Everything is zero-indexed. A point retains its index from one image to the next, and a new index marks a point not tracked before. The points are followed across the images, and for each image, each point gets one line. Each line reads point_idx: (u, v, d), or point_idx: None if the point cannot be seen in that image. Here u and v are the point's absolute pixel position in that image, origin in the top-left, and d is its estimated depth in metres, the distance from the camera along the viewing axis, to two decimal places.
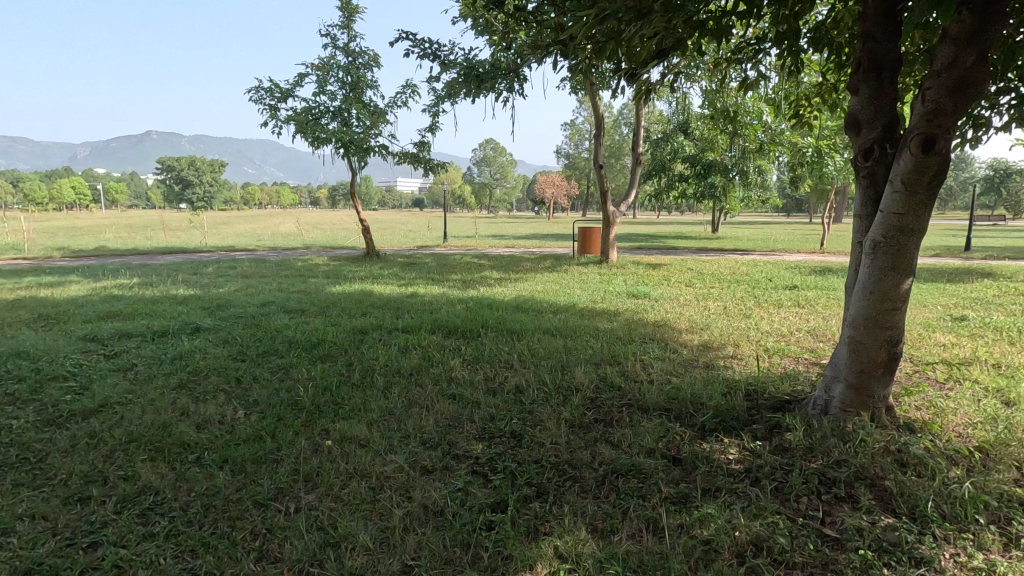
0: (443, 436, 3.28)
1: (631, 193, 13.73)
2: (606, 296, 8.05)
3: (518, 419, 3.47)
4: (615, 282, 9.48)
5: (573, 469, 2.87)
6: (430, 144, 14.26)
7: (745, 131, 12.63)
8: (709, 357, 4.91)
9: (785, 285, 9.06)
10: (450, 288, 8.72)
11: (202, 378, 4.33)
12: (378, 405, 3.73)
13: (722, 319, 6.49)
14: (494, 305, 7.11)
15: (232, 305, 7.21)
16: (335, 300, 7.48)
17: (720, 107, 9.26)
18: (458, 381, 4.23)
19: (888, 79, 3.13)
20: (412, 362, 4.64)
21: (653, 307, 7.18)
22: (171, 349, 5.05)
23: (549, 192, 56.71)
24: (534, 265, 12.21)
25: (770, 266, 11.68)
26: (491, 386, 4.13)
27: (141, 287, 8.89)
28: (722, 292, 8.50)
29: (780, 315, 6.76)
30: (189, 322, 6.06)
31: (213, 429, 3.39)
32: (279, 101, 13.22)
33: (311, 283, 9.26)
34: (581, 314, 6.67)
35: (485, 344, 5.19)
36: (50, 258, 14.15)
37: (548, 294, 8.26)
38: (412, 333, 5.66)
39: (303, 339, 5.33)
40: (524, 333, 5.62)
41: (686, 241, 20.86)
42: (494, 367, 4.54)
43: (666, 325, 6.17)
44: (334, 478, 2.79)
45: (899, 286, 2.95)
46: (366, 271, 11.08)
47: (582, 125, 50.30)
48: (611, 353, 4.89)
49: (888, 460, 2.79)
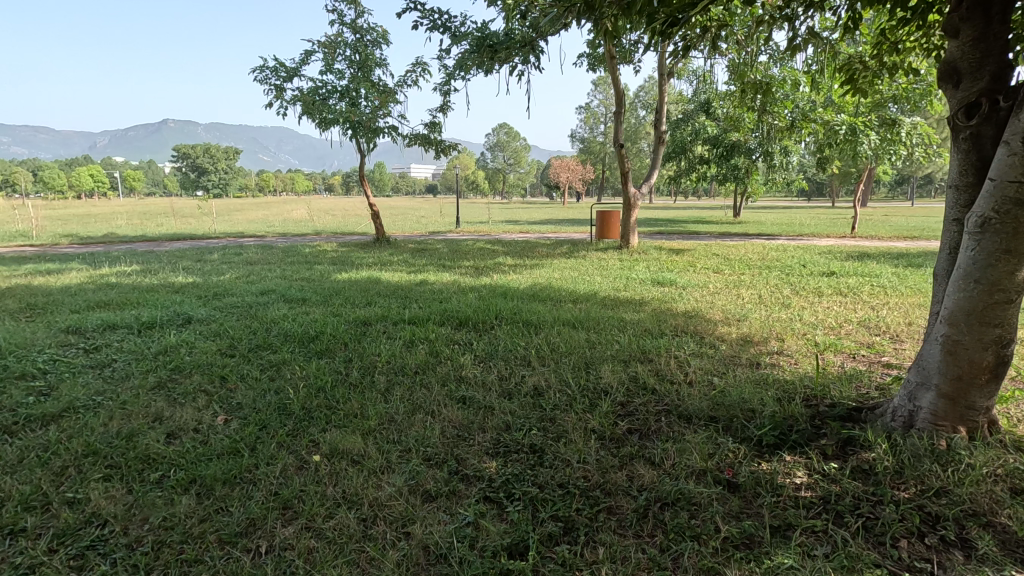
0: (450, 449, 2.79)
1: (652, 174, 13.05)
2: (629, 284, 7.47)
3: (538, 430, 2.97)
4: (637, 269, 8.91)
5: (607, 496, 2.37)
6: (441, 125, 13.72)
7: (774, 107, 11.87)
8: (752, 353, 4.35)
9: (822, 272, 8.40)
10: (463, 275, 8.24)
11: (184, 376, 3.89)
12: (377, 411, 3.25)
13: (759, 310, 5.91)
14: (509, 294, 6.58)
15: (230, 293, 6.79)
16: (339, 288, 7.03)
17: (752, 80, 8.59)
18: (469, 381, 3.73)
19: (1002, 15, 2.50)
20: (419, 358, 4.15)
21: (681, 296, 6.60)
22: (156, 343, 4.63)
23: (564, 176, 55.92)
24: (550, 251, 11.66)
25: (802, 251, 11.00)
26: (507, 387, 3.63)
27: (139, 274, 8.49)
28: (754, 279, 7.89)
29: (824, 305, 6.14)
30: (181, 313, 5.63)
31: (185, 440, 2.94)
32: (285, 80, 12.76)
33: (317, 270, 8.83)
34: (603, 303, 6.15)
35: (499, 337, 4.70)
36: (57, 244, 13.94)
37: (566, 281, 7.74)
38: (419, 325, 5.17)
39: (300, 331, 4.88)
40: (542, 326, 5.09)
41: (707, 225, 20.13)
42: (510, 365, 4.05)
43: (698, 316, 5.60)
44: (318, 506, 2.33)
45: (1013, 274, 2.34)
46: (375, 258, 10.59)
47: (597, 108, 49.29)
48: (640, 349, 4.36)
49: (1002, 490, 2.25)
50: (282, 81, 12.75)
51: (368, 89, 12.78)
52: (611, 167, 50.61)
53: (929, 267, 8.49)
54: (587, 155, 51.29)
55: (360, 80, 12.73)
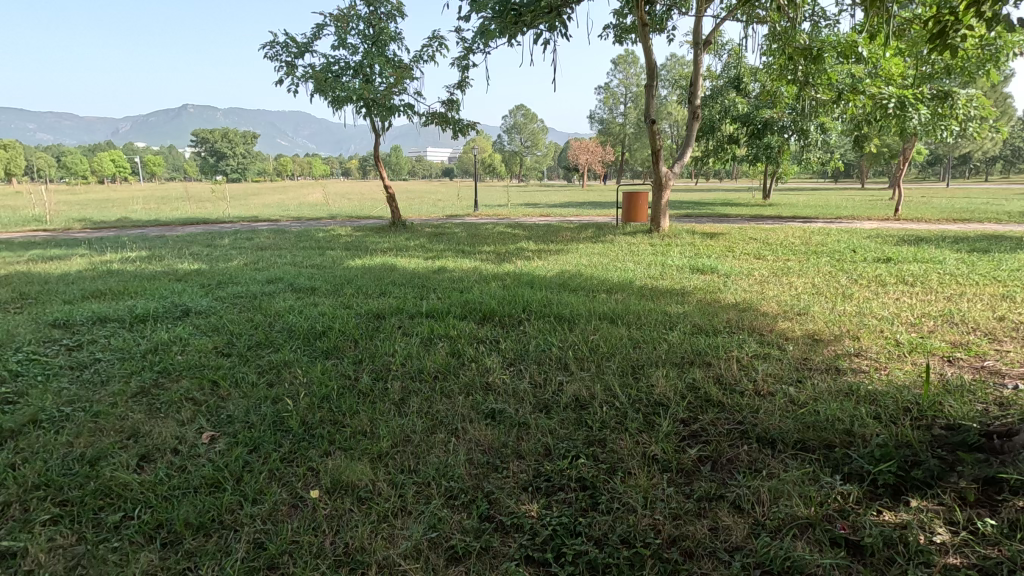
0: (479, 486, 2.25)
1: (685, 152, 12.22)
2: (666, 271, 6.83)
3: (587, 458, 2.41)
4: (671, 254, 8.24)
5: (687, 562, 1.80)
6: (459, 102, 13.07)
7: (818, 78, 10.97)
8: (826, 355, 3.72)
9: (877, 258, 7.66)
10: (484, 261, 7.68)
11: (170, 381, 3.39)
12: (390, 429, 2.72)
13: (819, 301, 5.25)
14: (535, 283, 6.00)
15: (235, 281, 6.32)
16: (352, 275, 6.51)
17: (800, 46, 7.81)
18: (498, 390, 3.18)
19: None
20: (438, 360, 3.60)
21: (726, 285, 5.96)
22: (147, 340, 4.15)
23: (583, 158, 54.87)
24: (574, 235, 11.04)
25: (846, 235, 10.22)
26: (542, 398, 3.07)
27: (143, 261, 8.04)
28: (803, 266, 7.20)
29: (891, 296, 5.45)
30: (179, 304, 5.15)
31: (161, 466, 2.44)
32: (296, 56, 12.18)
33: (329, 255, 8.32)
34: (641, 293, 5.54)
35: (529, 334, 4.15)
36: (69, 229, 13.64)
37: (597, 268, 7.12)
38: (438, 318, 4.64)
39: (307, 326, 4.36)
40: (578, 321, 4.50)
41: (736, 207, 19.26)
42: (545, 368, 3.49)
43: (751, 308, 4.97)
44: (311, 569, 1.80)
45: None
46: (391, 242, 10.09)
47: (616, 88, 48.02)
48: (694, 351, 3.76)
49: None
50: (293, 58, 12.16)
51: (382, 65, 12.14)
52: (631, 149, 49.41)
53: (997, 252, 7.70)
54: (607, 136, 50.08)
55: (374, 56, 12.10)
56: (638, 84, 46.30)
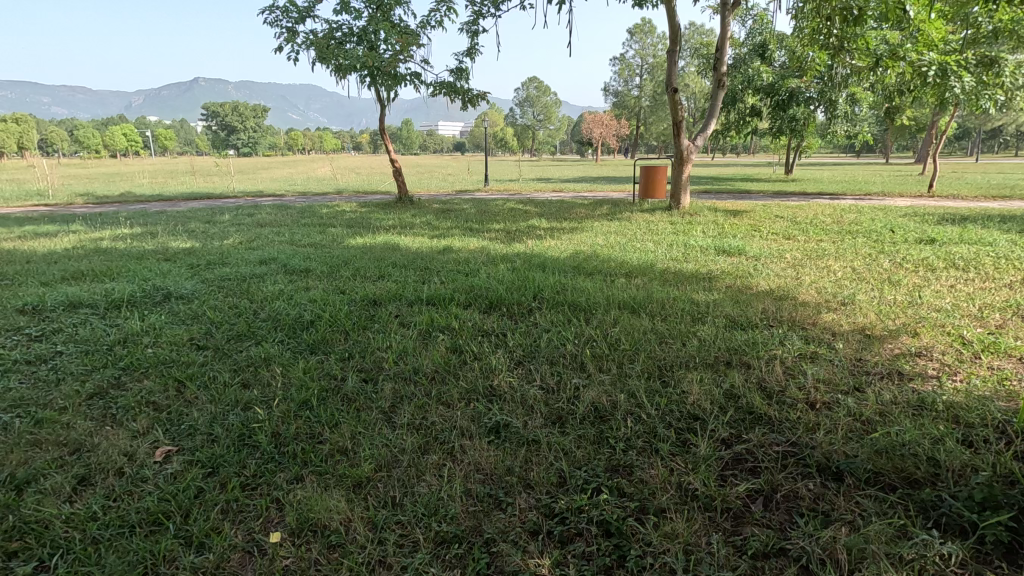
0: (478, 531, 1.82)
1: (710, 123, 11.42)
2: (689, 253, 6.30)
3: (610, 494, 1.97)
4: (693, 234, 7.69)
5: None
6: (468, 71, 12.39)
7: (854, 43, 10.15)
8: (885, 355, 3.21)
9: (920, 238, 7.04)
10: (492, 240, 7.21)
11: (133, 380, 2.99)
12: (375, 446, 2.30)
13: (863, 289, 4.72)
14: (547, 265, 5.51)
15: (225, 262, 5.89)
16: (350, 256, 6.07)
17: (842, 4, 7.10)
18: (504, 396, 2.74)
19: None
20: (437, 358, 3.15)
21: (758, 269, 5.43)
22: (117, 329, 3.74)
23: (597, 131, 53.63)
24: (588, 212, 10.48)
25: (880, 212, 9.55)
26: (555, 407, 2.63)
27: (136, 238, 7.65)
28: (839, 247, 6.62)
29: (944, 283, 4.89)
30: (160, 288, 4.73)
31: (97, 493, 2.04)
32: (297, 22, 11.57)
33: (330, 233, 7.88)
34: (663, 279, 5.05)
35: (540, 326, 3.68)
36: (70, 205, 13.31)
37: (614, 249, 6.60)
38: (440, 306, 4.19)
39: (295, 315, 3.94)
40: (595, 310, 4.02)
41: (757, 183, 18.48)
42: (559, 369, 3.04)
43: (788, 297, 4.44)
44: None
45: None
46: (396, 219, 9.62)
47: (632, 59, 46.55)
48: (730, 349, 3.28)
49: None
50: (294, 24, 11.54)
51: (387, 30, 11.49)
52: (646, 122, 48.08)
53: None
54: (621, 109, 48.76)
55: (379, 21, 11.43)
56: (654, 55, 44.79)
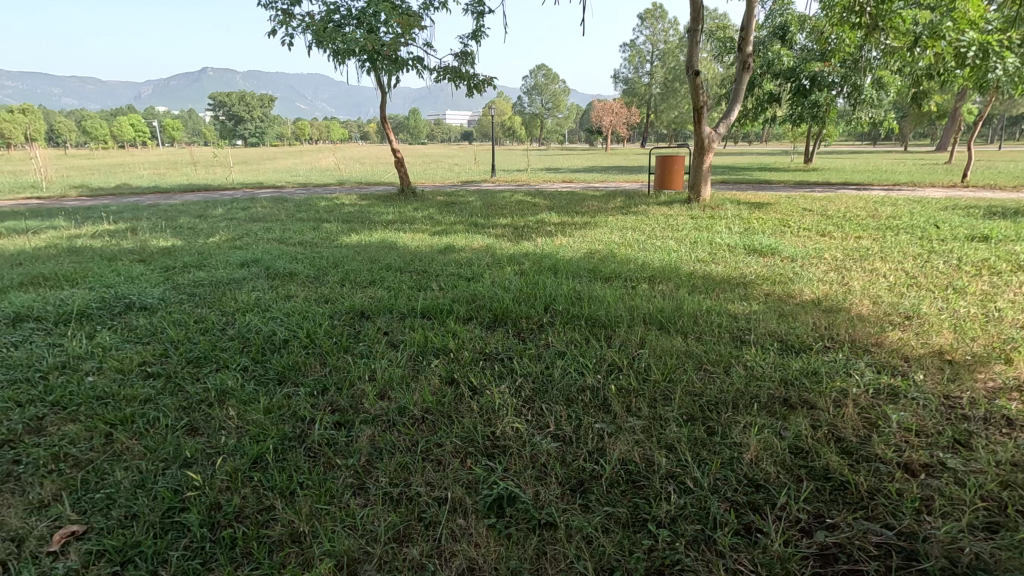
0: None
1: (732, 109, 10.67)
2: (716, 253, 5.67)
3: None
4: (718, 230, 7.05)
5: None
6: (473, 55, 11.71)
7: (889, 21, 9.37)
8: (981, 391, 2.60)
9: (972, 236, 6.35)
10: (498, 238, 6.62)
11: (57, 422, 2.45)
12: (338, 534, 1.75)
13: (925, 297, 4.09)
14: (559, 269, 4.91)
15: (205, 264, 5.37)
16: (341, 257, 5.51)
17: None
18: (510, 453, 2.18)
19: None
20: (427, 394, 2.59)
21: (797, 272, 4.81)
22: (59, 351, 3.20)
23: (607, 119, 52.49)
24: (601, 205, 9.85)
25: (918, 206, 8.83)
26: (575, 468, 2.08)
27: (116, 236, 7.12)
28: (883, 246, 5.97)
29: (1016, 290, 4.25)
30: (124, 296, 4.19)
31: None
32: (293, 4, 10.93)
33: (324, 230, 7.32)
34: (692, 285, 4.44)
35: (553, 348, 3.11)
36: (63, 198, 12.88)
37: (633, 248, 6.00)
38: (436, 321, 3.62)
39: (268, 333, 3.38)
40: (616, 327, 3.45)
41: (777, 173, 17.67)
42: (579, 410, 2.47)
43: (839, 309, 3.83)
44: None
45: None
46: (397, 213, 9.04)
47: (643, 45, 45.42)
48: (785, 382, 2.70)
49: None
50: (289, 6, 10.89)
51: (387, 12, 10.84)
52: (658, 110, 47.02)
53: None
54: (631, 97, 47.74)
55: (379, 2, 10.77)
56: (665, 40, 43.66)
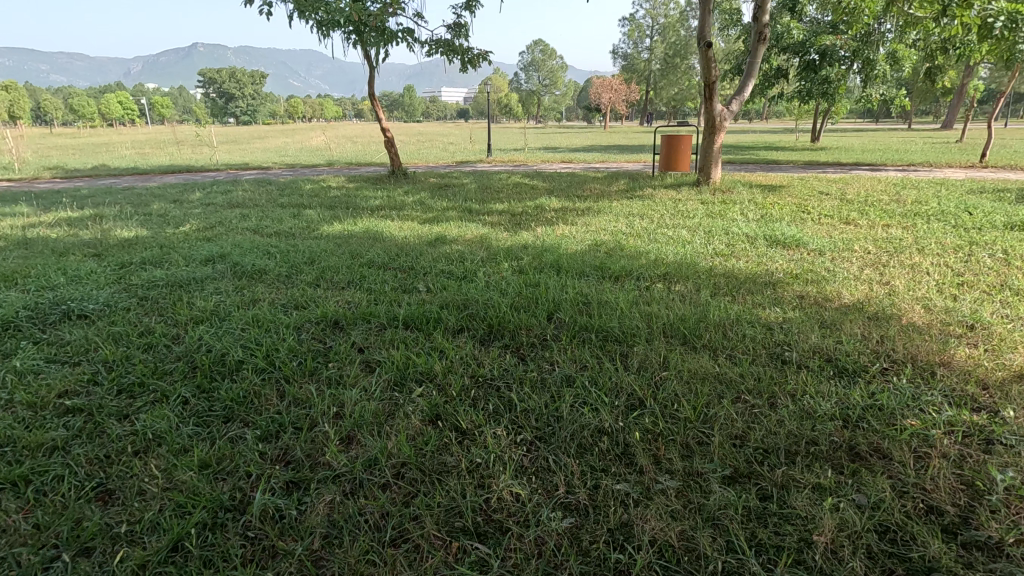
0: None
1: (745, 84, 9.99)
2: (734, 245, 5.13)
3: None
4: (732, 217, 6.50)
5: None
6: (467, 27, 10.94)
7: None
8: None
9: (1011, 223, 5.82)
10: (494, 227, 6.06)
11: None
12: None
13: (982, 301, 3.57)
14: (562, 265, 4.37)
15: (167, 258, 4.82)
16: (319, 250, 4.95)
17: None
18: (508, 535, 1.66)
19: None
20: (405, 441, 2.07)
21: (830, 269, 4.28)
22: None
23: (606, 97, 51.25)
24: (603, 188, 9.25)
25: (942, 189, 8.27)
26: (595, 559, 1.57)
27: (77, 224, 6.53)
28: (916, 236, 5.44)
29: None
30: (60, 301, 3.62)
31: None
32: None
33: (305, 217, 6.75)
34: (714, 286, 3.90)
35: (558, 372, 2.58)
36: (35, 180, 12.18)
37: (642, 238, 5.46)
38: (420, 334, 3.08)
39: (219, 353, 2.83)
40: (632, 341, 2.92)
41: (784, 153, 17.04)
42: (595, 466, 1.95)
43: (890, 317, 3.31)
44: None
45: None
46: (386, 197, 8.44)
47: (642, 20, 44.06)
48: (847, 423, 2.18)
49: None
50: None
51: None
52: (657, 87, 45.88)
53: None
54: (631, 73, 46.52)
55: None
56: (666, 14, 42.36)
